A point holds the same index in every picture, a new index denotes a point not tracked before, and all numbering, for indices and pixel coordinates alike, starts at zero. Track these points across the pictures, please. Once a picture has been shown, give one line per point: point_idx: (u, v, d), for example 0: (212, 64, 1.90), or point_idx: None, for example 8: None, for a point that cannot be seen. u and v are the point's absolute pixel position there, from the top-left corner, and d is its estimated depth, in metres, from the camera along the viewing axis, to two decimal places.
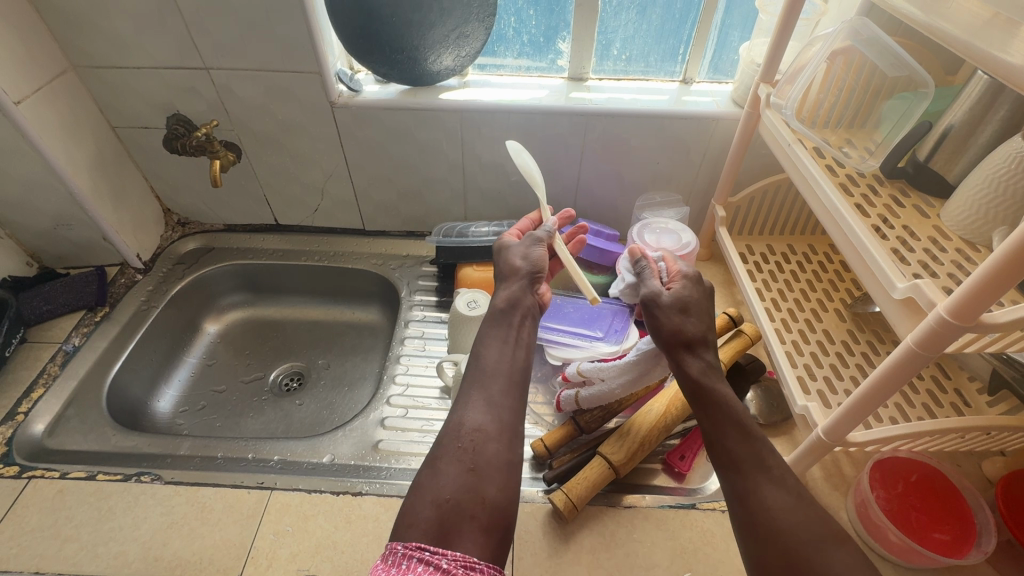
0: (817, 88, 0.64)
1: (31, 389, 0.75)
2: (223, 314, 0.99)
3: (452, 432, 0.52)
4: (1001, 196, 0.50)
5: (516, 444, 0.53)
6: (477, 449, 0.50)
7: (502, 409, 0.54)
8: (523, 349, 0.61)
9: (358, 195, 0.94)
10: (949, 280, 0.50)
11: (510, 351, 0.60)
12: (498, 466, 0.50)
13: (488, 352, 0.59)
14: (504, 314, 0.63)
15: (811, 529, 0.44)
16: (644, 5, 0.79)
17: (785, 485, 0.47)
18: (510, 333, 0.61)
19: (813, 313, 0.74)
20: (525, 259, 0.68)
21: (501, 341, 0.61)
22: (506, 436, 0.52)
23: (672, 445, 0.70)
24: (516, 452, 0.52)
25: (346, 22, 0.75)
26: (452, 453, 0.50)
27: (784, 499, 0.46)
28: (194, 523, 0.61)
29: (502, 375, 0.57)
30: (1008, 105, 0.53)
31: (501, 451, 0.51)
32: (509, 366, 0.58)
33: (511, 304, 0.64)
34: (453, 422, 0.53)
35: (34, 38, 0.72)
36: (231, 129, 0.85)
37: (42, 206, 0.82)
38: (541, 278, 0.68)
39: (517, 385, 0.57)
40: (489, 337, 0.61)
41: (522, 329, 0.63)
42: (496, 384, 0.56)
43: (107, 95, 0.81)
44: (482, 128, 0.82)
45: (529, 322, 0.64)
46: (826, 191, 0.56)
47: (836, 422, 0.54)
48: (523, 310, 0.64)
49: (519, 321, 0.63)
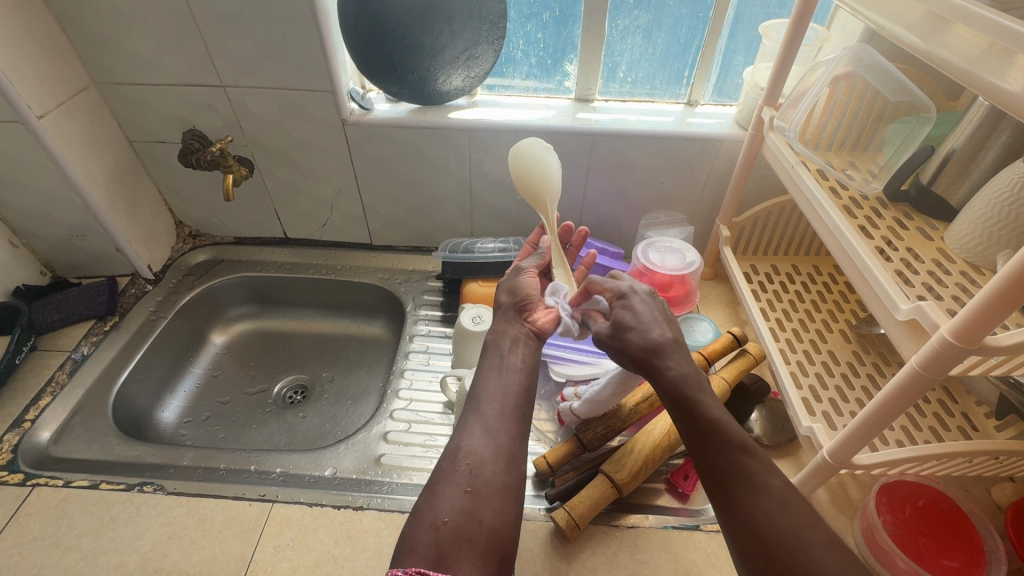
0: (820, 112, 0.65)
1: (39, 397, 0.75)
2: (230, 325, 1.00)
3: (449, 457, 0.51)
4: (1003, 220, 0.51)
5: (515, 468, 0.51)
6: (475, 472, 0.49)
7: (500, 433, 0.53)
8: (520, 372, 0.59)
9: (367, 210, 0.95)
10: (953, 303, 0.50)
11: (509, 377, 0.58)
12: (496, 490, 0.49)
13: (485, 380, 0.57)
14: (494, 345, 0.62)
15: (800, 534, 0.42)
16: (650, 30, 0.81)
17: (770, 490, 0.45)
18: (505, 361, 0.59)
19: (818, 333, 0.74)
20: (509, 293, 0.67)
21: (497, 368, 0.59)
22: (505, 459, 0.51)
23: (675, 464, 0.69)
24: (514, 475, 0.51)
25: (360, 44, 0.77)
26: (449, 477, 0.49)
27: (769, 506, 0.44)
28: (195, 534, 0.61)
29: (500, 398, 0.56)
30: (1009, 131, 0.53)
31: (498, 474, 0.50)
32: (507, 391, 0.56)
33: (498, 334, 0.63)
34: (451, 446, 0.52)
35: (58, 54, 0.74)
36: (244, 145, 0.87)
37: (58, 217, 0.84)
38: (529, 306, 0.65)
39: (517, 408, 0.55)
40: (485, 367, 0.59)
41: (514, 353, 0.60)
42: (494, 407, 0.55)
43: (126, 110, 0.83)
44: (490, 146, 0.84)
45: (521, 349, 0.61)
46: (830, 213, 0.57)
47: (843, 444, 0.53)
48: (510, 338, 0.62)
49: (510, 347, 0.61)
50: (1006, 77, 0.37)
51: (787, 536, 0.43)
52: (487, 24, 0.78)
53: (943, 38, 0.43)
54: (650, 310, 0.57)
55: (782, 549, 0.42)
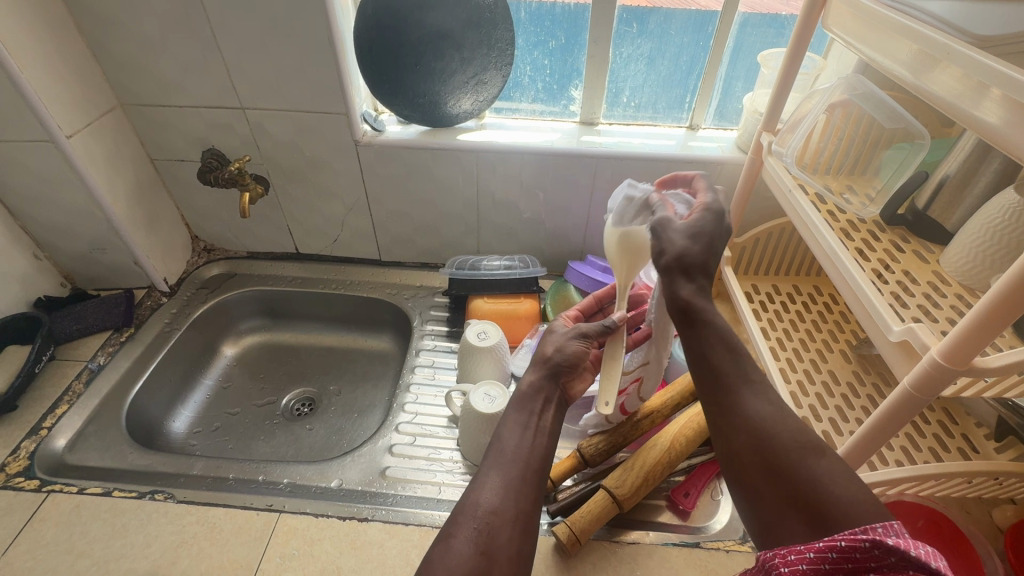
0: (818, 137, 0.68)
1: (56, 406, 0.78)
2: (241, 337, 1.02)
3: (467, 511, 0.51)
4: (995, 243, 0.52)
5: (530, 535, 0.51)
6: (492, 534, 0.49)
7: (519, 495, 0.53)
8: (544, 435, 0.60)
9: (377, 227, 0.98)
10: (947, 324, 0.51)
11: (534, 439, 0.58)
12: (510, 556, 0.49)
13: (508, 436, 0.58)
14: (527, 398, 0.63)
15: (789, 433, 0.49)
16: (653, 57, 0.85)
17: (767, 396, 0.52)
18: (531, 420, 0.60)
19: (818, 353, 0.75)
20: (557, 349, 0.66)
21: (522, 425, 0.60)
22: (522, 525, 0.51)
23: (676, 481, 0.70)
24: (527, 544, 0.50)
25: (373, 70, 0.81)
26: (466, 532, 0.49)
27: (765, 408, 0.51)
28: (204, 543, 0.62)
29: (521, 458, 0.56)
30: (1001, 158, 0.55)
31: (513, 539, 0.49)
32: (530, 452, 0.57)
33: (533, 390, 0.63)
34: (469, 500, 0.52)
35: (88, 78, 0.78)
36: (261, 164, 0.90)
37: (80, 231, 0.87)
38: (570, 372, 0.65)
39: (536, 470, 0.56)
40: (510, 420, 0.60)
41: (544, 416, 0.61)
42: (516, 467, 0.55)
43: (149, 130, 0.87)
44: (497, 167, 0.86)
45: (551, 412, 0.62)
46: (825, 236, 0.58)
47: (863, 440, 0.51)
48: (543, 397, 0.63)
49: (541, 408, 0.62)
50: (987, 111, 0.39)
51: (782, 443, 0.48)
52: (496, 51, 0.81)
53: (929, 72, 0.45)
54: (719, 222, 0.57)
55: (780, 455, 0.48)
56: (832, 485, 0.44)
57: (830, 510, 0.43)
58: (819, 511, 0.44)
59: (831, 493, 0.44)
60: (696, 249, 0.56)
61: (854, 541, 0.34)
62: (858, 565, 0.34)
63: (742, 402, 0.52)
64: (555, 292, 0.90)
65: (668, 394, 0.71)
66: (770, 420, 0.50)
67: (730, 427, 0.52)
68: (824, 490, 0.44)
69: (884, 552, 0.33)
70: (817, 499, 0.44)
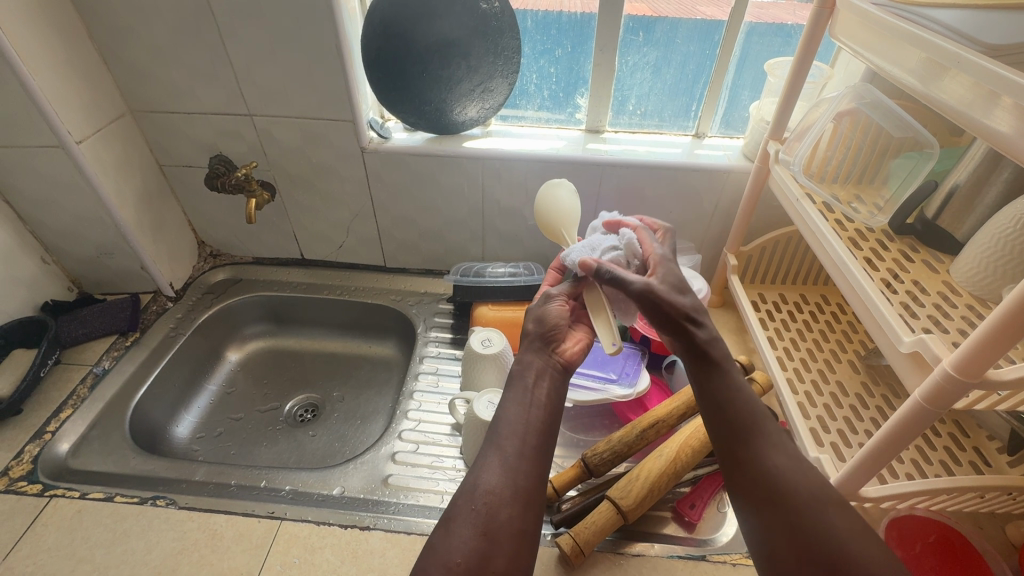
0: (825, 145, 0.67)
1: (60, 410, 0.78)
2: (245, 343, 1.02)
3: (466, 493, 0.51)
4: (1005, 254, 0.51)
5: (532, 511, 0.51)
6: (492, 514, 0.49)
7: (518, 473, 0.52)
8: (541, 407, 0.58)
9: (381, 234, 0.98)
10: (959, 335, 0.51)
11: (531, 411, 0.57)
12: (511, 534, 0.49)
13: (504, 412, 0.57)
14: (518, 375, 0.61)
15: (811, 492, 0.49)
16: (659, 66, 0.85)
17: (784, 449, 0.52)
18: (527, 392, 0.58)
19: (826, 363, 0.74)
20: (536, 320, 0.64)
21: (519, 399, 0.58)
22: (522, 502, 0.51)
23: (682, 493, 0.69)
24: (529, 521, 0.50)
25: (381, 78, 0.81)
26: (465, 517, 0.49)
27: (785, 463, 0.51)
28: (205, 550, 0.62)
29: (518, 433, 0.55)
30: (1010, 168, 0.54)
31: (514, 516, 0.49)
32: (528, 426, 0.55)
33: (523, 364, 0.62)
34: (467, 483, 0.51)
35: (99, 84, 0.79)
36: (267, 170, 0.90)
37: (88, 237, 0.88)
38: (558, 337, 0.63)
39: (534, 444, 0.55)
40: (508, 395, 0.59)
41: (539, 386, 0.59)
42: (514, 444, 0.54)
43: (158, 136, 0.88)
44: (503, 174, 0.86)
45: (546, 381, 0.60)
46: (833, 244, 0.58)
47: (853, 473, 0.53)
48: (536, 370, 0.61)
49: (535, 379, 0.60)
50: (999, 121, 0.38)
51: (800, 497, 0.49)
52: (502, 59, 0.81)
53: (939, 81, 0.44)
54: (674, 283, 0.57)
55: (797, 510, 0.48)
56: (849, 543, 0.46)
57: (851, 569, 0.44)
58: (838, 569, 0.45)
59: (849, 552, 0.45)
60: (687, 301, 0.56)
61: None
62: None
63: (762, 459, 0.51)
64: None
65: (674, 403, 0.70)
66: (788, 473, 0.50)
67: (752, 483, 0.51)
68: (843, 548, 0.45)
69: None
70: (834, 559, 0.45)
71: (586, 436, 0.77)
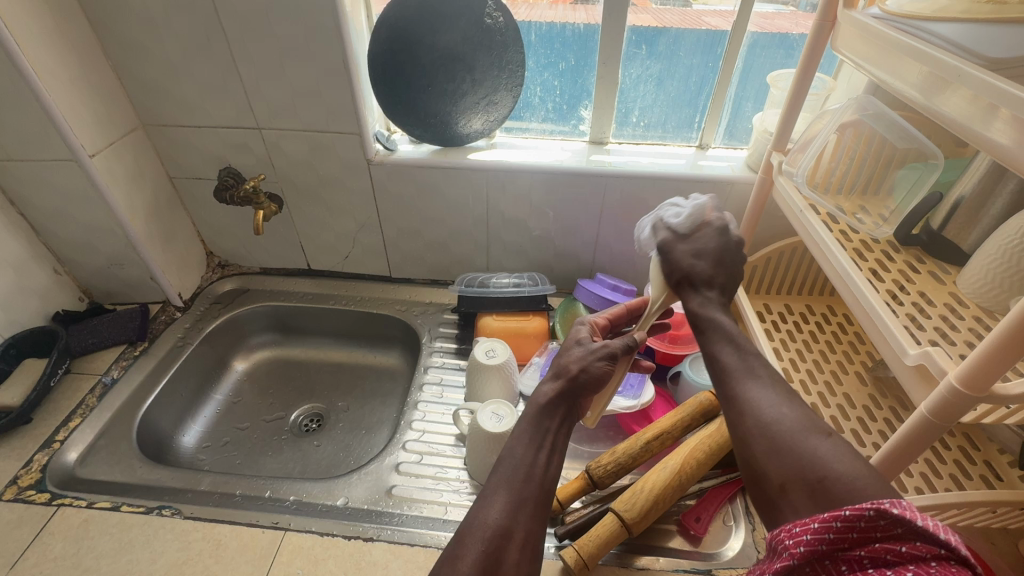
0: (828, 156, 0.67)
1: (69, 419, 0.79)
2: (252, 352, 1.03)
3: (476, 531, 0.49)
4: (1013, 268, 0.51)
5: (537, 560, 0.49)
6: (500, 556, 0.47)
7: (528, 519, 0.50)
8: (557, 455, 0.56)
9: (387, 245, 0.99)
10: (966, 348, 0.50)
11: (547, 458, 0.55)
12: None
13: (521, 454, 0.54)
14: (542, 410, 0.58)
15: (798, 423, 0.45)
16: (662, 77, 0.85)
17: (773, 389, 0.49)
18: (545, 439, 0.56)
19: (833, 374, 0.73)
20: (580, 367, 0.59)
21: (534, 441, 0.56)
22: (530, 548, 0.49)
23: (687, 505, 0.68)
24: (534, 570, 0.49)
25: (387, 92, 0.82)
26: (473, 556, 0.47)
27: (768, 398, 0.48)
28: (208, 560, 0.62)
29: (534, 477, 0.53)
30: (1017, 179, 0.53)
31: (522, 562, 0.47)
32: (544, 472, 0.54)
33: (552, 403, 0.58)
34: (478, 519, 0.49)
35: (113, 99, 0.81)
36: (275, 182, 0.92)
37: (100, 248, 0.89)
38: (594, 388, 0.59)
39: (547, 492, 0.53)
40: (522, 433, 0.57)
41: (558, 434, 0.58)
42: (527, 486, 0.52)
43: (168, 149, 0.89)
44: (507, 186, 0.87)
45: (564, 429, 0.59)
46: (837, 257, 0.58)
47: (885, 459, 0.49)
48: (560, 413, 0.58)
49: (557, 426, 0.58)
50: (999, 134, 0.38)
51: (785, 425, 0.45)
52: (506, 73, 0.82)
53: (941, 94, 0.44)
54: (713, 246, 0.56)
55: (778, 438, 0.45)
56: (833, 462, 0.42)
57: (834, 488, 0.41)
58: (823, 488, 0.41)
59: (832, 470, 0.41)
60: (698, 266, 0.56)
61: (859, 510, 0.32)
62: (861, 536, 0.32)
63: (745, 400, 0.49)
64: (565, 309, 0.91)
65: (678, 415, 0.69)
66: (771, 406, 0.47)
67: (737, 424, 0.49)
68: (825, 468, 0.42)
69: (891, 523, 0.31)
70: (819, 477, 0.42)
71: (590, 448, 0.77)
